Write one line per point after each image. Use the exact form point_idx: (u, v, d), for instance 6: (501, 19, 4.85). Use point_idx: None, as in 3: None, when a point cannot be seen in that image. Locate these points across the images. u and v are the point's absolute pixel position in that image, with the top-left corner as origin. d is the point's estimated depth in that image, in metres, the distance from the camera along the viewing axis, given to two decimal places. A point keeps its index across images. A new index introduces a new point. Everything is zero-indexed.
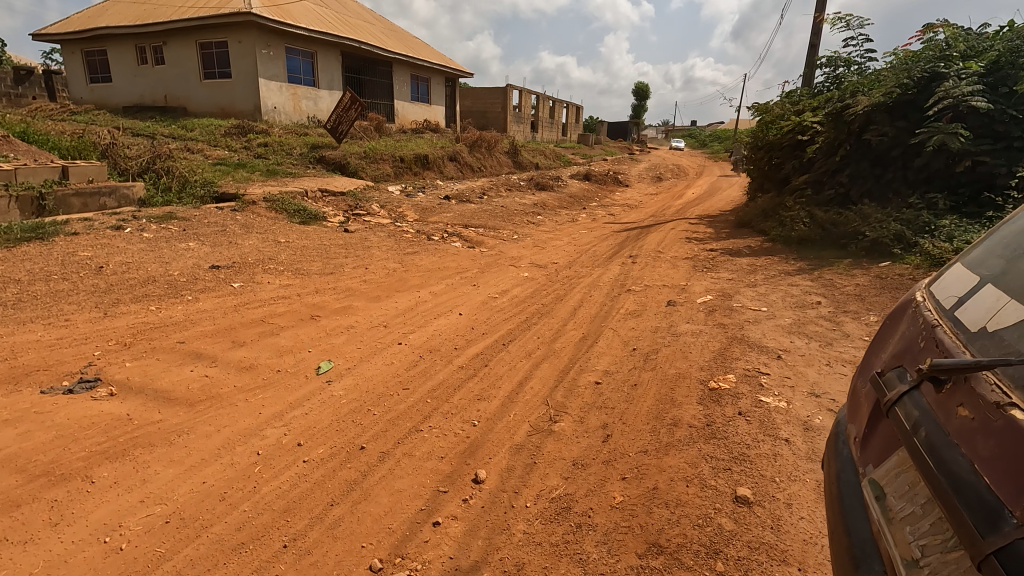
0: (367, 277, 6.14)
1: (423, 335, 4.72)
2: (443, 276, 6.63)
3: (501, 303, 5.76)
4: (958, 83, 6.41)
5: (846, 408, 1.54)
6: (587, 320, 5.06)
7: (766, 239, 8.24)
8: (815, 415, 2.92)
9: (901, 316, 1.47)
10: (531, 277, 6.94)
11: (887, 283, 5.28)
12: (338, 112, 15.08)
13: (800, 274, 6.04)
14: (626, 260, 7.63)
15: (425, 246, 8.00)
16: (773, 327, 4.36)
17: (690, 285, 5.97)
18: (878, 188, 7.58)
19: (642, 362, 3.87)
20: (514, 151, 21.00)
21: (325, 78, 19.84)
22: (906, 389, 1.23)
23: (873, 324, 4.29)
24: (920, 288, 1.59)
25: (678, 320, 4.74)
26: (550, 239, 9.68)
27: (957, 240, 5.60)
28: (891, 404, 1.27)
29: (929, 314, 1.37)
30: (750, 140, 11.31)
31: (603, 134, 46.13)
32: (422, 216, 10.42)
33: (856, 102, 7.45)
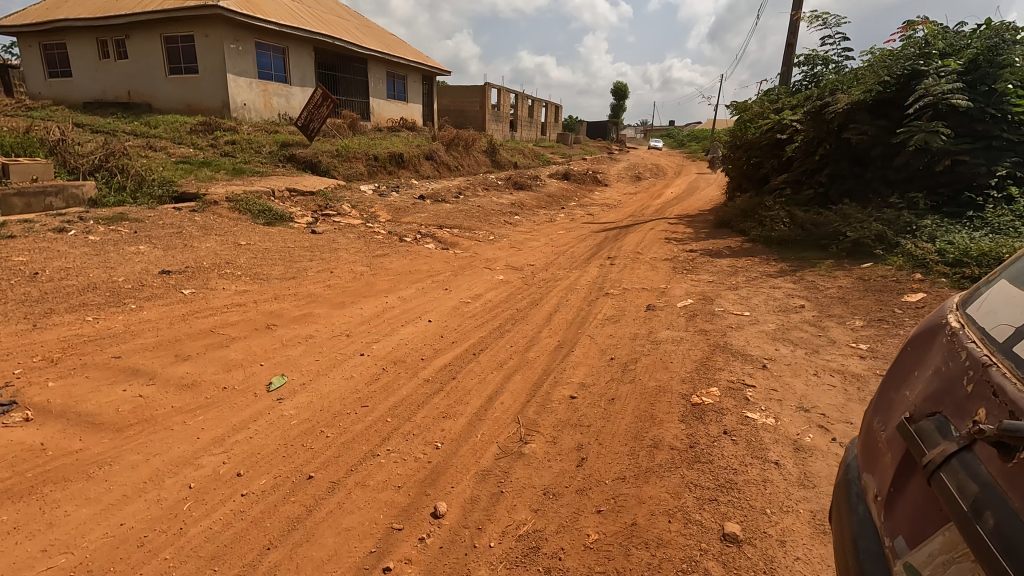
0: (332, 281, 5.80)
1: (388, 344, 4.41)
2: (414, 280, 6.31)
3: (474, 308, 5.47)
4: (938, 81, 6.33)
5: (864, 455, 1.32)
6: (563, 326, 4.80)
7: (746, 239, 8.09)
8: (805, 432, 2.71)
9: (935, 348, 1.24)
10: (506, 280, 6.67)
11: (871, 285, 5.13)
12: (309, 109, 14.62)
13: (782, 276, 5.87)
14: (604, 261, 7.41)
15: (397, 248, 7.67)
16: (756, 333, 4.16)
17: (670, 288, 5.76)
18: (858, 188, 7.49)
19: (620, 373, 3.63)
20: (492, 150, 20.71)
21: (297, 74, 19.29)
22: (956, 451, 1.01)
23: (859, 328, 4.12)
24: (951, 310, 1.37)
25: (658, 326, 4.50)
26: (527, 240, 9.42)
27: (940, 241, 5.49)
28: (934, 466, 1.04)
29: (974, 349, 1.14)
30: (728, 138, 11.20)
31: (582, 134, 46.13)
32: (395, 216, 10.07)
33: (836, 100, 7.33)
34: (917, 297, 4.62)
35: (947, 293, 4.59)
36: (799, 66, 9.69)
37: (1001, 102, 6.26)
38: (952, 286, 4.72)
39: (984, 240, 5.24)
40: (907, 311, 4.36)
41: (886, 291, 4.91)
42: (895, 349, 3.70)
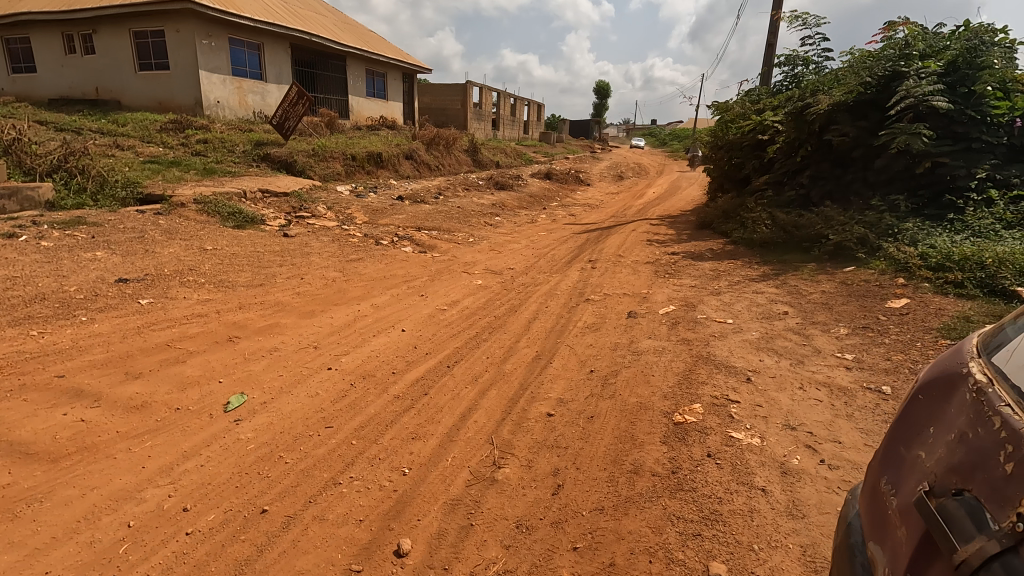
0: (302, 288, 5.56)
1: (358, 357, 4.20)
2: (389, 286, 6.10)
3: (450, 316, 5.28)
4: (919, 82, 6.29)
5: (881, 528, 1.19)
6: (542, 335, 4.63)
7: (728, 241, 8.02)
8: (792, 453, 2.57)
9: (964, 413, 1.11)
10: (485, 285, 6.48)
11: (853, 289, 5.06)
12: (285, 107, 14.26)
13: (765, 280, 5.78)
14: (585, 265, 7.26)
15: (372, 251, 7.44)
16: (740, 342, 4.04)
17: (651, 293, 5.62)
18: (839, 189, 7.46)
19: (599, 388, 3.46)
20: (473, 149, 20.48)
21: (273, 71, 18.85)
22: (996, 550, 0.89)
23: (844, 336, 4.02)
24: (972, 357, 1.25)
25: (640, 335, 4.36)
26: (507, 242, 9.24)
27: (921, 244, 5.44)
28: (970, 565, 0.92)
29: (1012, 420, 1.01)
30: (710, 138, 11.13)
31: (564, 133, 46.07)
32: (372, 218, 9.81)
33: (817, 101, 7.28)
34: (901, 302, 4.55)
35: (931, 298, 4.53)
36: (780, 66, 9.65)
37: (980, 104, 6.27)
38: (935, 291, 4.66)
39: (966, 243, 5.20)
40: (891, 318, 4.28)
41: (869, 296, 4.84)
42: (880, 358, 3.60)
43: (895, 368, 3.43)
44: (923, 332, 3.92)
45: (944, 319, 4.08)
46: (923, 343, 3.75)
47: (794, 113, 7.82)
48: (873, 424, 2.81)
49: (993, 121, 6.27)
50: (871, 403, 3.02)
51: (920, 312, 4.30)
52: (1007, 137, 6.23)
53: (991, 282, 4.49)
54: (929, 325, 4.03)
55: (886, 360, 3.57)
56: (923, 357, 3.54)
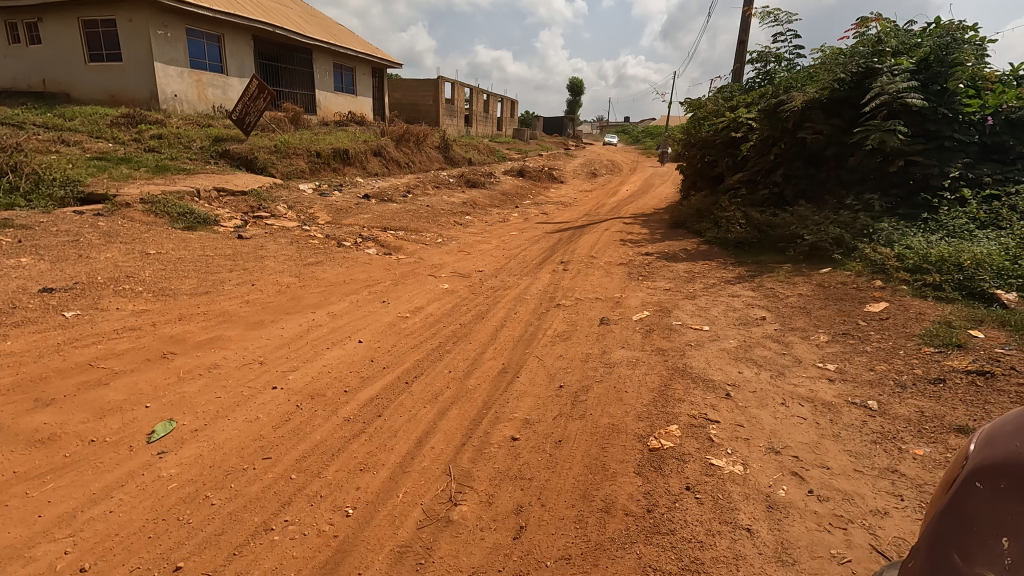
0: (251, 296, 5.15)
1: (307, 373, 3.83)
2: (349, 292, 5.73)
3: (412, 324, 4.95)
4: (893, 79, 6.19)
5: None
6: (510, 345, 4.33)
7: (702, 241, 7.85)
8: (778, 482, 2.34)
9: None
10: (452, 290, 6.16)
11: (830, 292, 4.90)
12: (245, 101, 13.64)
13: (741, 282, 5.59)
14: (556, 266, 7.00)
15: (332, 254, 7.04)
16: (718, 352, 3.80)
17: (625, 297, 5.39)
18: (812, 188, 7.35)
19: (569, 406, 3.19)
20: (445, 146, 20.06)
21: (235, 64, 18.10)
22: None
23: (824, 344, 3.82)
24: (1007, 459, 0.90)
25: (613, 345, 4.10)
26: (477, 243, 8.93)
27: (897, 245, 5.32)
28: None
29: None
30: (682, 136, 10.99)
31: (538, 130, 45.85)
32: (336, 217, 9.39)
33: (791, 98, 7.14)
34: (880, 306, 4.40)
35: (910, 302, 4.38)
36: (752, 63, 9.52)
37: (952, 101, 6.23)
38: (913, 293, 4.53)
39: (941, 244, 5.10)
40: (872, 323, 4.11)
41: (846, 300, 4.68)
42: (863, 369, 3.41)
43: (879, 380, 3.24)
44: (905, 338, 3.75)
45: (925, 324, 3.93)
46: (906, 351, 3.58)
47: (768, 110, 7.68)
48: (861, 444, 2.60)
49: (965, 119, 6.22)
50: (858, 421, 2.81)
51: (900, 316, 4.14)
52: (978, 136, 6.18)
53: (970, 285, 4.37)
54: (911, 330, 3.86)
55: (869, 371, 3.38)
56: (907, 366, 3.36)
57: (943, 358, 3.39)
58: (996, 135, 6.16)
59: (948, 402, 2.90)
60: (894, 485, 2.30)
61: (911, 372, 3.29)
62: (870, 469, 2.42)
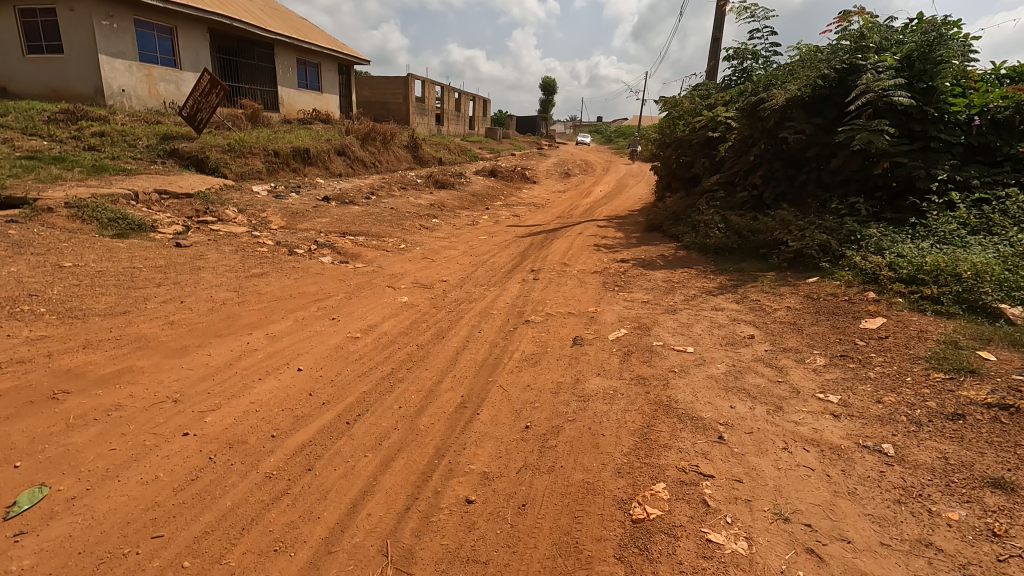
0: (177, 316, 4.51)
1: (229, 414, 3.24)
2: (294, 308, 5.13)
3: (363, 346, 4.40)
4: (878, 76, 5.88)
5: None
6: (472, 373, 3.81)
7: (679, 246, 7.46)
8: (791, 567, 1.88)
9: None
10: (411, 304, 5.61)
11: (821, 305, 4.53)
12: (196, 97, 12.77)
13: (723, 294, 5.19)
14: (526, 275, 6.52)
15: (281, 263, 6.42)
16: (705, 380, 3.36)
17: (600, 311, 4.94)
18: (793, 191, 7.02)
19: (536, 454, 2.69)
20: (413, 145, 19.39)
21: (190, 58, 17.08)
22: None
23: (822, 370, 3.41)
24: None
25: (588, 372, 3.61)
26: (443, 249, 8.38)
27: (888, 253, 4.99)
28: None
29: None
30: (657, 136, 10.64)
31: (511, 130, 45.45)
32: (290, 222, 8.73)
33: (772, 96, 6.79)
34: (876, 322, 4.03)
35: (908, 317, 4.02)
36: (728, 60, 9.19)
37: (938, 100, 5.95)
38: (909, 307, 4.18)
39: (934, 252, 4.78)
40: (870, 342, 3.73)
41: (839, 314, 4.31)
42: (869, 401, 3.00)
43: (889, 416, 2.83)
44: (910, 361, 3.37)
45: (929, 345, 3.56)
46: (913, 378, 3.19)
47: (747, 109, 7.33)
48: (883, 506, 2.17)
49: (950, 119, 5.94)
50: (874, 472, 2.38)
51: (901, 334, 3.77)
52: (965, 136, 5.91)
53: (970, 298, 4.03)
54: (914, 352, 3.48)
55: (877, 404, 2.97)
56: (918, 398, 2.96)
57: (956, 387, 3.00)
58: (982, 135, 5.88)
59: (973, 445, 2.50)
60: (932, 567, 1.86)
61: (923, 404, 2.89)
62: (899, 542, 1.98)
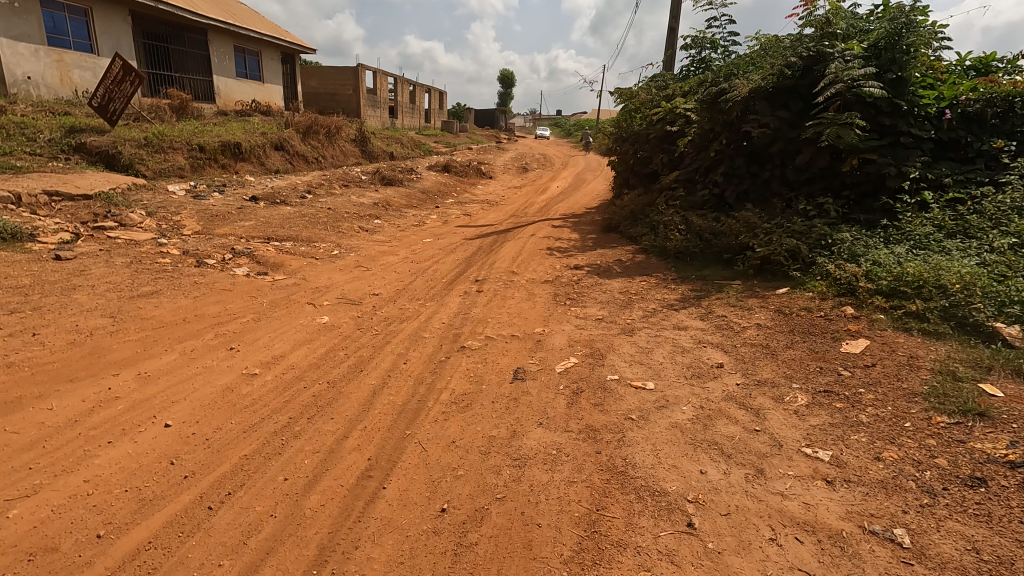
0: (20, 357, 3.60)
1: (45, 504, 2.42)
2: (183, 337, 4.27)
3: (260, 387, 3.61)
4: (847, 65, 5.41)
5: None
6: (386, 424, 3.08)
7: (637, 250, 6.89)
8: None
9: None
10: (331, 325, 4.82)
11: (795, 323, 4.00)
12: (108, 85, 11.46)
13: (686, 308, 4.62)
14: (469, 286, 5.83)
15: (182, 278, 5.51)
16: (668, 431, 2.73)
17: (548, 332, 4.29)
18: (755, 189, 6.53)
19: (449, 562, 2.01)
20: (362, 138, 18.31)
21: (109, 43, 15.54)
22: None
23: (805, 413, 2.84)
24: None
25: (528, 423, 2.94)
26: (382, 255, 7.56)
27: (863, 260, 4.53)
28: None
29: None
30: (614, 130, 10.09)
31: (468, 124, 44.51)
32: (207, 225, 7.75)
33: (734, 86, 6.27)
34: (858, 345, 3.51)
35: (893, 338, 3.52)
36: (686, 50, 8.68)
37: (907, 92, 5.53)
38: (892, 325, 3.69)
39: (913, 259, 4.33)
40: (856, 372, 3.19)
41: (816, 334, 3.78)
42: (865, 457, 2.44)
43: (894, 481, 2.27)
44: (906, 400, 2.83)
45: (922, 374, 3.05)
46: (913, 422, 2.65)
47: (707, 101, 6.80)
48: None
49: (921, 112, 5.55)
50: None
51: (888, 361, 3.26)
52: (935, 131, 5.53)
53: (960, 314, 3.56)
54: (908, 386, 2.96)
55: (876, 463, 2.40)
56: (924, 453, 2.41)
57: (966, 437, 2.48)
58: (953, 130, 5.51)
59: (1007, 527, 1.95)
60: None
61: (931, 463, 2.35)
62: None
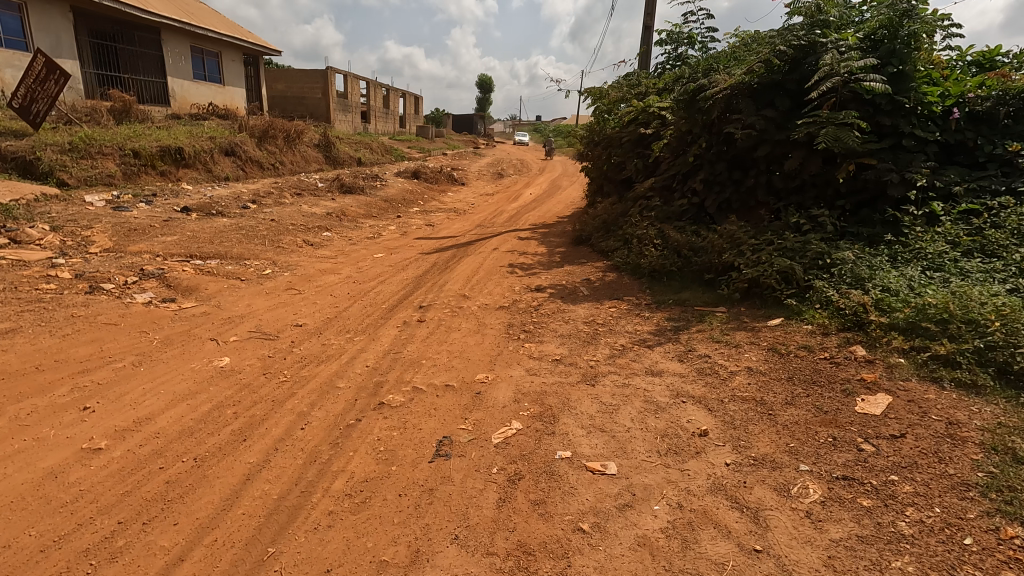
0: None
1: None
2: (23, 396, 3.33)
3: (98, 471, 2.71)
4: (843, 56, 4.70)
5: None
6: (245, 536, 2.22)
7: (607, 267, 6.12)
8: None
9: None
10: (230, 370, 3.91)
11: (793, 369, 3.24)
12: (30, 84, 10.38)
13: (663, 344, 3.83)
14: (411, 314, 4.97)
15: (59, 309, 4.57)
16: (632, 555, 1.93)
17: (491, 380, 3.45)
18: (738, 198, 5.80)
19: None
20: (325, 143, 17.35)
21: (47, 41, 14.26)
22: None
23: (822, 518, 2.05)
24: None
25: (437, 536, 2.10)
26: (321, 274, 6.66)
27: (869, 285, 3.80)
28: None
29: None
30: (586, 133, 9.33)
31: (446, 129, 43.72)
32: (121, 242, 6.78)
33: (714, 82, 5.53)
34: (878, 403, 2.74)
35: (920, 394, 2.77)
36: (661, 46, 7.94)
37: (909, 89, 4.84)
38: (916, 374, 2.94)
39: (929, 286, 3.62)
40: (881, 447, 2.42)
41: (822, 384, 3.02)
42: None
43: None
44: (957, 497, 2.06)
45: (969, 452, 2.29)
46: (976, 536, 1.88)
47: (684, 99, 6.05)
48: None
49: (925, 111, 4.89)
50: None
51: (919, 429, 2.49)
52: (940, 133, 4.85)
53: (1001, 360, 2.83)
54: (955, 472, 2.19)
55: None
56: None
57: None
58: (960, 131, 4.85)
59: None
60: None
61: None
62: None
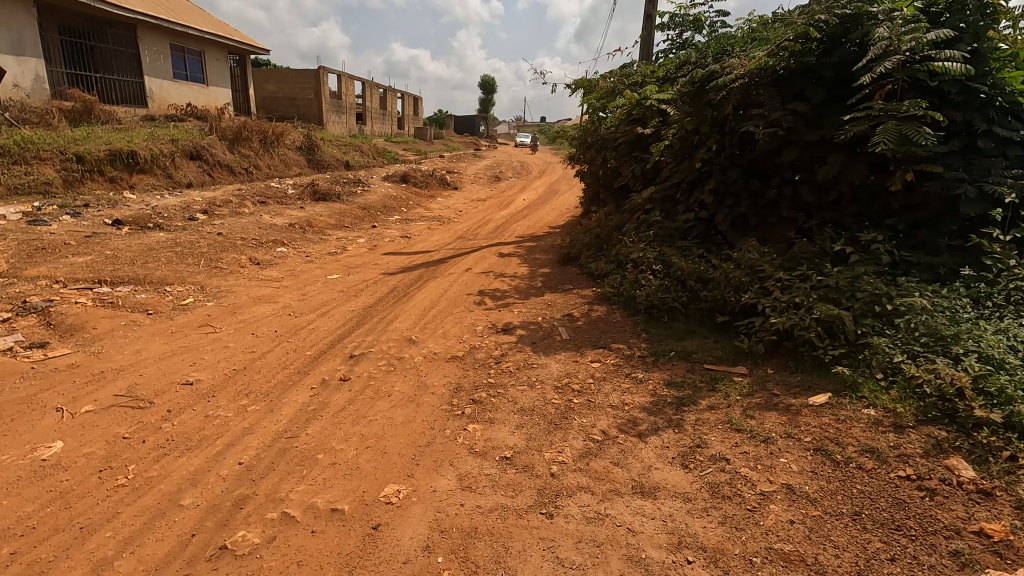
0: None
1: None
2: None
3: None
4: (903, 28, 3.55)
5: None
6: None
7: (596, 296, 4.98)
8: None
9: None
10: (52, 466, 2.78)
11: (862, 495, 2.09)
12: None
13: (660, 434, 2.69)
14: (337, 368, 3.84)
15: None
16: None
17: (404, 501, 2.32)
18: (756, 213, 4.65)
19: None
20: (309, 146, 16.27)
21: (6, 38, 13.04)
22: None
23: None
24: None
25: None
26: (254, 303, 5.54)
27: (953, 347, 2.67)
28: None
29: None
30: (581, 132, 8.18)
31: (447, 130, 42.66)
32: (19, 264, 5.69)
33: (730, 68, 4.38)
34: None
35: None
36: (663, 30, 6.79)
37: (988, 74, 3.69)
38: None
39: None
40: None
41: (913, 537, 1.87)
42: None
43: None
44: None
45: None
46: None
47: (689, 91, 4.90)
48: None
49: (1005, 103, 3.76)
50: None
51: None
52: None
53: None
54: None
55: None
56: None
57: None
58: None
59: None
60: None
61: None
62: None
